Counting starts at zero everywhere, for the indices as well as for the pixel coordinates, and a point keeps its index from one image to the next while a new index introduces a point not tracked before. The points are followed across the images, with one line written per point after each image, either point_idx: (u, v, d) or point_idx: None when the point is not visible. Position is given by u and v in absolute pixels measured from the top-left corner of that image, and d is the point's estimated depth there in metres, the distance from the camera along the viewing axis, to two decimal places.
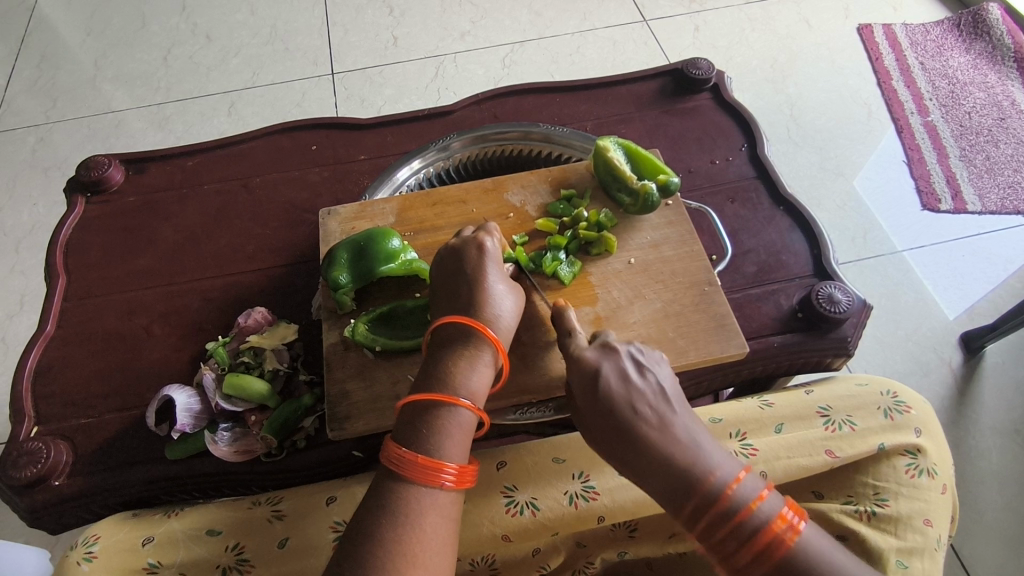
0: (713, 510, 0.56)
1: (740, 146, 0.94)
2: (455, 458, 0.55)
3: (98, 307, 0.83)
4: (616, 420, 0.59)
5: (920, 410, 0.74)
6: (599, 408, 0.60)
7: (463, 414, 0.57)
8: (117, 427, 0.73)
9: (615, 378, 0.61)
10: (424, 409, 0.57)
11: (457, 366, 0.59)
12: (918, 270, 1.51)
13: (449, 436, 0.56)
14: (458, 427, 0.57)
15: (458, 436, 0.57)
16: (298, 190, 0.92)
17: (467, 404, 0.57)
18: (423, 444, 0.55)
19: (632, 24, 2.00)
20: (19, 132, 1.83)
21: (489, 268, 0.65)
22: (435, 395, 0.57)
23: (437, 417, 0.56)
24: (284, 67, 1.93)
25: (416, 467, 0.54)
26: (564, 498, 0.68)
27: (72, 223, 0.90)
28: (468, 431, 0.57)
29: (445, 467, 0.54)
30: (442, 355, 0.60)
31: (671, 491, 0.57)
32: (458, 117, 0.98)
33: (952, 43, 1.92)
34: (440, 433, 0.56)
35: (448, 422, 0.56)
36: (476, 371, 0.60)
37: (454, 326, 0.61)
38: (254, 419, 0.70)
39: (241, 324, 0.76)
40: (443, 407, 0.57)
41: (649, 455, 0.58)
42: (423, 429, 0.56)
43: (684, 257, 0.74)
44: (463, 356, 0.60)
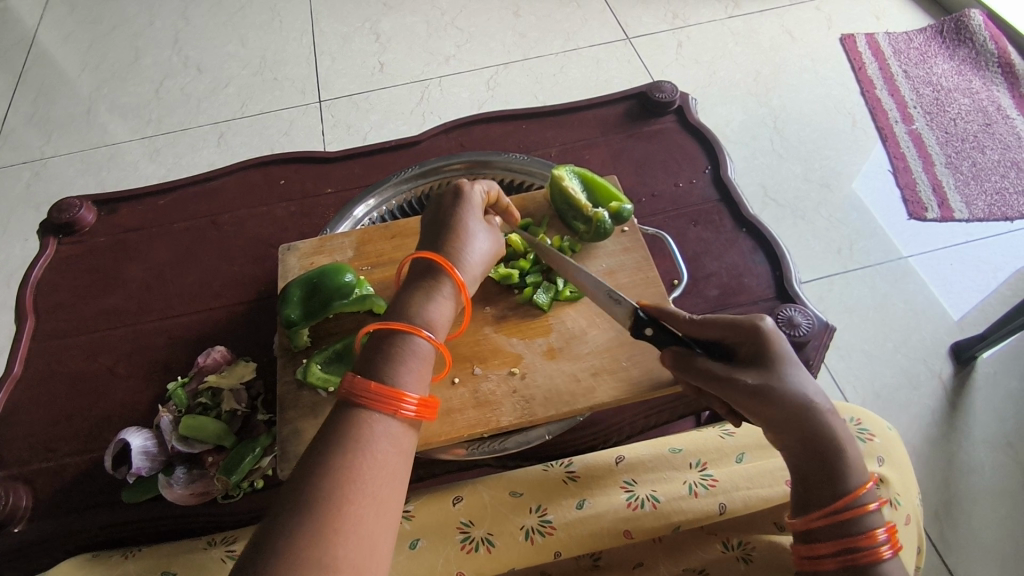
0: (849, 501, 0.54)
1: (704, 168, 0.93)
2: (416, 389, 0.55)
3: (64, 348, 0.83)
4: (797, 383, 0.56)
5: (885, 438, 0.71)
6: (773, 374, 0.56)
7: (423, 344, 0.58)
8: (78, 470, 0.73)
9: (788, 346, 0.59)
10: (385, 338, 0.57)
11: (415, 300, 0.61)
12: (907, 280, 1.49)
13: (405, 364, 0.56)
14: (418, 357, 0.57)
15: (417, 366, 0.57)
16: (265, 225, 0.93)
17: (428, 335, 0.58)
18: (379, 370, 0.55)
19: (615, 42, 2.01)
20: (15, 167, 1.87)
21: (465, 209, 0.67)
22: (393, 325, 0.57)
23: (396, 345, 0.57)
24: (272, 96, 1.96)
25: (379, 394, 0.53)
26: (520, 533, 0.67)
27: (42, 264, 0.91)
28: (428, 362, 0.58)
29: (407, 394, 0.54)
30: (406, 290, 0.62)
31: (822, 463, 0.55)
32: (424, 147, 0.99)
33: (936, 50, 1.92)
34: (402, 361, 0.56)
35: (408, 350, 0.57)
36: (434, 304, 0.61)
37: (423, 262, 0.64)
38: (211, 460, 0.70)
39: (200, 363, 0.76)
40: (405, 336, 0.57)
41: (824, 422, 0.55)
42: (383, 357, 0.56)
43: (640, 284, 0.73)
44: (427, 291, 0.61)
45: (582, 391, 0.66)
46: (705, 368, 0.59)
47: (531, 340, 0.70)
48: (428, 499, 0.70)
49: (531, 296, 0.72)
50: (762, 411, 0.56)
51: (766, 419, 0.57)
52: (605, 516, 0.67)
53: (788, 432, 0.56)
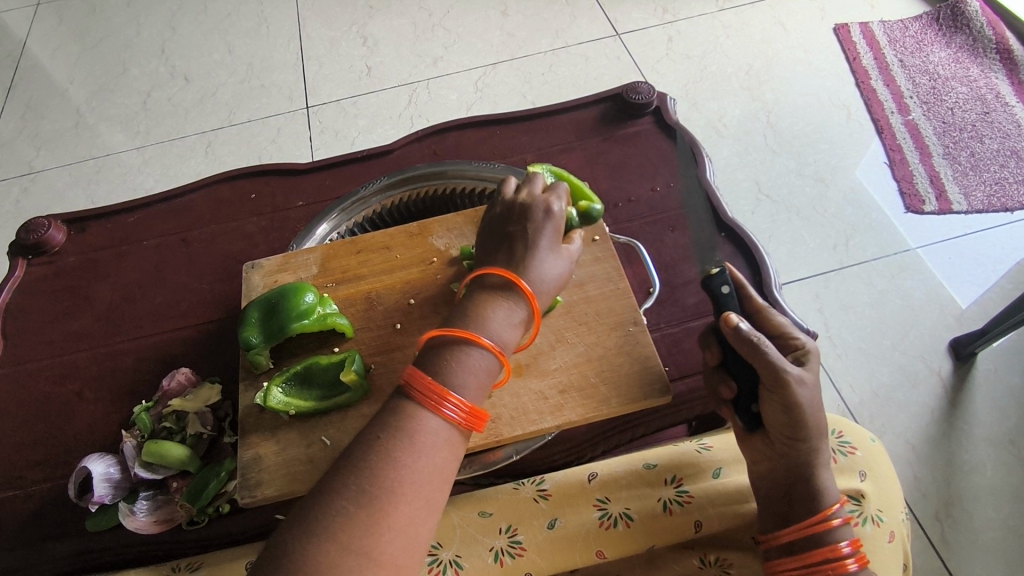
0: (824, 516, 0.61)
1: (682, 171, 0.91)
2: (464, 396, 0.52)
3: (32, 372, 0.82)
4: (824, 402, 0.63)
5: (867, 450, 0.69)
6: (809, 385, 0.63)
7: (480, 353, 0.53)
8: (42, 499, 0.72)
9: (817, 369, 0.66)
10: (453, 347, 0.53)
11: (491, 314, 0.56)
12: (904, 275, 1.46)
13: (468, 381, 0.53)
14: (475, 365, 0.53)
15: (472, 376, 0.53)
16: (235, 241, 0.92)
17: (494, 356, 0.54)
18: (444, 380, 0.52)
19: (604, 39, 1.98)
20: (5, 182, 1.87)
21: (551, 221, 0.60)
22: (461, 337, 0.53)
23: (462, 357, 0.53)
24: (260, 104, 1.95)
25: (423, 387, 0.51)
26: (489, 555, 0.65)
27: (12, 287, 0.90)
28: (488, 373, 0.54)
29: (451, 394, 0.51)
30: (482, 297, 0.57)
31: (804, 475, 0.62)
32: (397, 156, 0.98)
33: (932, 38, 1.87)
34: (456, 364, 0.53)
35: (466, 353, 0.53)
36: (507, 323, 0.56)
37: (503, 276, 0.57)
38: (176, 486, 0.69)
39: (164, 386, 0.74)
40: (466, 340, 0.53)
41: (821, 441, 0.63)
42: (450, 368, 0.52)
43: (611, 295, 0.71)
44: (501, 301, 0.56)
45: (550, 410, 0.64)
46: (771, 350, 0.60)
47: None
48: None
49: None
50: (792, 413, 0.60)
51: (788, 425, 0.61)
52: (577, 536, 0.66)
53: (794, 443, 0.62)
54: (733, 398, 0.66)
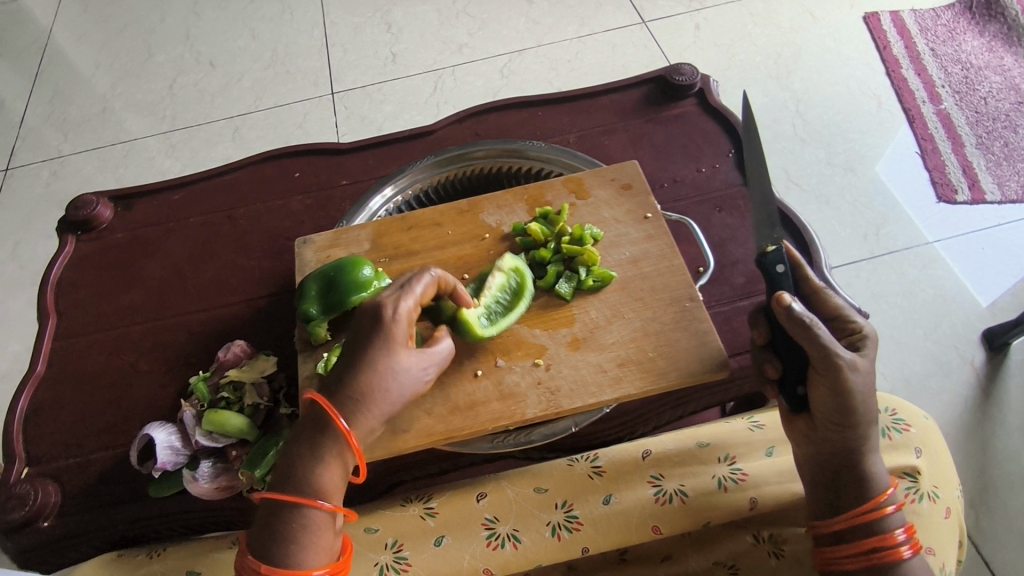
0: (876, 504, 0.60)
1: (728, 152, 0.91)
2: (318, 559, 0.54)
3: (86, 345, 0.83)
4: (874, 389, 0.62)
5: (921, 427, 0.68)
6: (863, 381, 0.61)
7: (317, 514, 0.54)
8: (104, 466, 0.73)
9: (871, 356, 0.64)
10: (278, 517, 0.54)
11: (304, 466, 0.55)
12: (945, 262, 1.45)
13: (304, 543, 0.53)
14: (314, 527, 0.54)
15: (315, 537, 0.54)
16: (281, 219, 0.92)
17: (323, 505, 0.54)
18: (276, 553, 0.53)
19: (630, 26, 1.97)
20: (34, 166, 1.89)
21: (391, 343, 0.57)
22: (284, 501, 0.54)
23: (289, 524, 0.53)
24: (285, 89, 1.96)
25: None
26: (546, 530, 0.66)
27: (62, 262, 0.91)
28: (326, 526, 0.55)
29: (307, 571, 0.53)
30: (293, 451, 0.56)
31: (848, 464, 0.61)
32: (439, 137, 0.97)
33: (965, 27, 1.84)
34: (292, 541, 0.53)
35: (301, 524, 0.53)
36: (324, 469, 0.55)
37: (314, 420, 0.56)
38: (235, 454, 0.70)
39: (220, 358, 0.76)
40: (294, 510, 0.53)
41: (870, 427, 0.61)
42: (278, 538, 0.53)
43: (665, 273, 0.71)
44: (316, 445, 0.55)
45: (608, 383, 0.65)
46: (825, 334, 0.59)
47: (554, 331, 0.68)
48: (451, 496, 0.69)
49: (553, 285, 0.70)
50: (841, 399, 0.59)
51: (834, 411, 0.60)
52: (633, 511, 0.66)
53: (842, 430, 0.61)
54: (778, 378, 0.66)
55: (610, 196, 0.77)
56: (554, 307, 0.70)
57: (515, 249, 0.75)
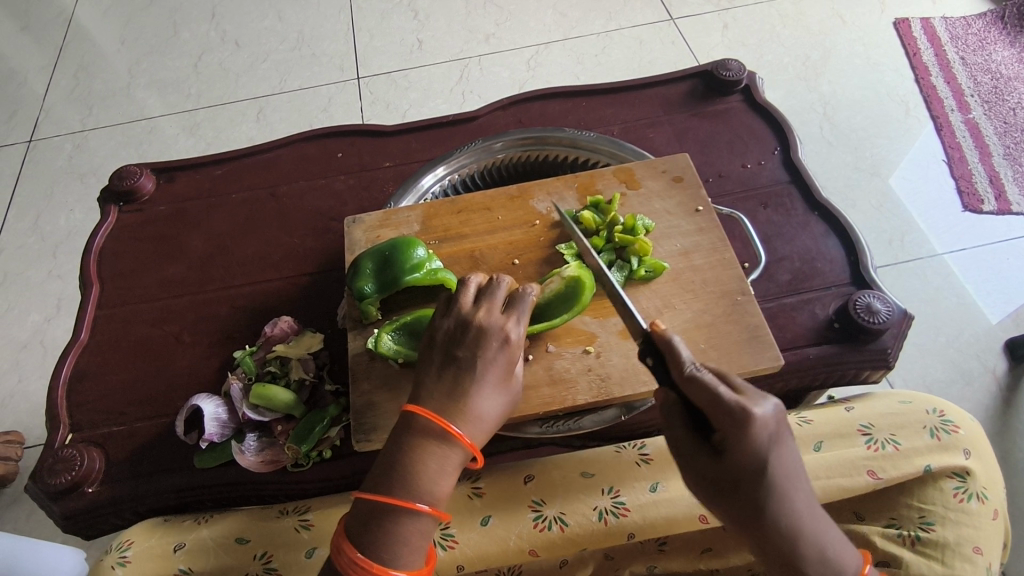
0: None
1: (773, 149, 0.91)
2: (411, 566, 0.53)
3: (130, 316, 0.84)
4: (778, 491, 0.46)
5: (969, 429, 0.69)
6: (750, 487, 0.46)
7: (422, 520, 0.53)
8: (149, 435, 0.74)
9: (779, 447, 0.46)
10: (385, 513, 0.52)
11: (423, 466, 0.54)
12: (959, 274, 1.44)
13: (405, 544, 0.52)
14: (415, 533, 0.53)
15: (415, 542, 0.53)
16: (324, 198, 0.92)
17: (429, 511, 0.53)
18: (377, 549, 0.52)
19: (659, 22, 1.96)
20: (57, 139, 1.83)
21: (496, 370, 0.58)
22: (394, 500, 0.52)
23: (395, 523, 0.52)
24: (311, 72, 1.93)
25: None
26: (593, 514, 0.66)
27: (104, 233, 0.91)
28: (427, 532, 0.54)
29: (400, 574, 0.51)
30: (412, 449, 0.54)
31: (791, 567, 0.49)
32: (483, 123, 0.97)
33: (996, 36, 1.81)
34: (395, 541, 0.52)
35: (405, 526, 0.52)
36: (442, 475, 0.54)
37: (433, 426, 0.55)
38: (280, 429, 0.70)
39: (268, 332, 0.76)
40: (399, 511, 0.52)
41: (799, 531, 0.48)
42: (383, 536, 0.52)
43: (716, 266, 0.71)
44: (433, 451, 0.54)
45: None
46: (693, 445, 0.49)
47: (605, 319, 0.69)
48: (497, 477, 0.70)
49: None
50: (743, 519, 0.47)
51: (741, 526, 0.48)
52: (679, 500, 0.66)
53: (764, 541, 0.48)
54: None
55: (661, 187, 0.78)
56: (605, 296, 0.70)
57: (565, 237, 0.75)
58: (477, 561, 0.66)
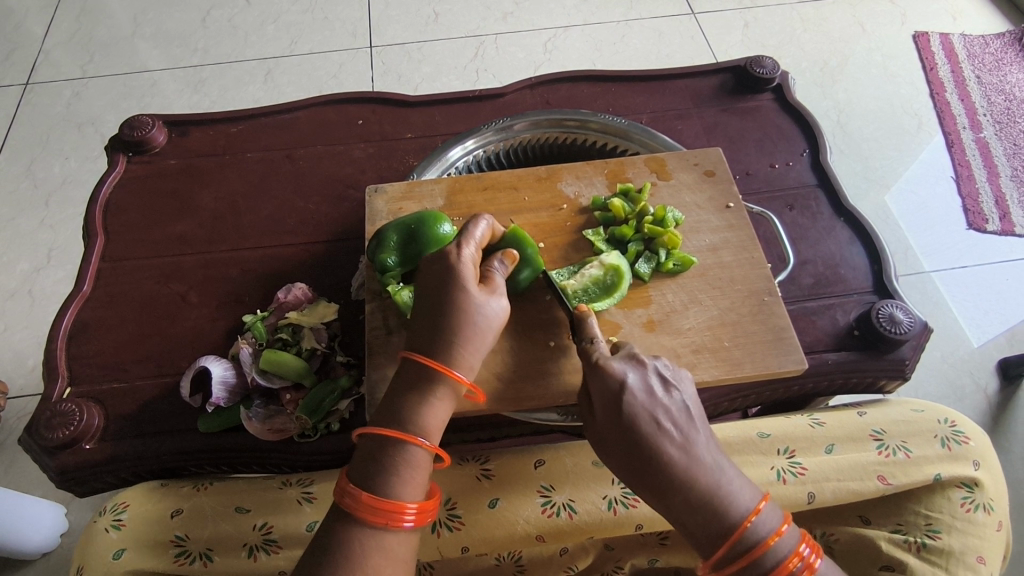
0: (735, 535, 0.53)
1: (802, 151, 0.90)
2: (413, 496, 0.53)
3: (135, 271, 0.81)
4: (638, 434, 0.55)
5: (977, 441, 0.71)
6: (614, 429, 0.55)
7: (421, 451, 0.54)
8: (152, 394, 0.72)
9: (635, 395, 0.56)
10: (381, 448, 0.53)
11: (415, 401, 0.55)
12: (948, 294, 1.43)
13: (408, 476, 0.53)
14: (416, 465, 0.53)
15: (416, 474, 0.53)
16: (342, 165, 0.90)
17: (427, 443, 0.54)
18: (379, 484, 0.52)
19: (679, 16, 1.93)
20: (55, 84, 1.76)
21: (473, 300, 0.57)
22: (391, 433, 0.53)
23: (394, 456, 0.53)
24: (323, 36, 1.87)
25: (377, 509, 0.51)
26: (602, 503, 0.67)
27: (112, 182, 0.88)
28: (426, 465, 0.54)
29: (405, 506, 0.51)
30: (399, 389, 0.56)
31: (678, 513, 0.54)
32: (510, 101, 0.95)
33: (1012, 57, 1.80)
34: (398, 474, 0.52)
35: (402, 459, 0.53)
36: (436, 407, 0.55)
37: (414, 370, 0.56)
38: (289, 398, 0.69)
39: (281, 299, 0.74)
40: (398, 444, 0.53)
41: (669, 473, 0.54)
42: (381, 470, 0.52)
43: (744, 264, 0.71)
44: (424, 387, 0.55)
45: (683, 367, 0.64)
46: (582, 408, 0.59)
47: (629, 310, 0.68)
48: (509, 458, 0.70)
49: (632, 264, 0.70)
50: (619, 463, 0.56)
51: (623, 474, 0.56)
52: None
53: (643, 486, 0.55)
54: None
55: (692, 180, 0.76)
56: (631, 287, 0.69)
57: (593, 223, 0.74)
58: (482, 543, 0.67)
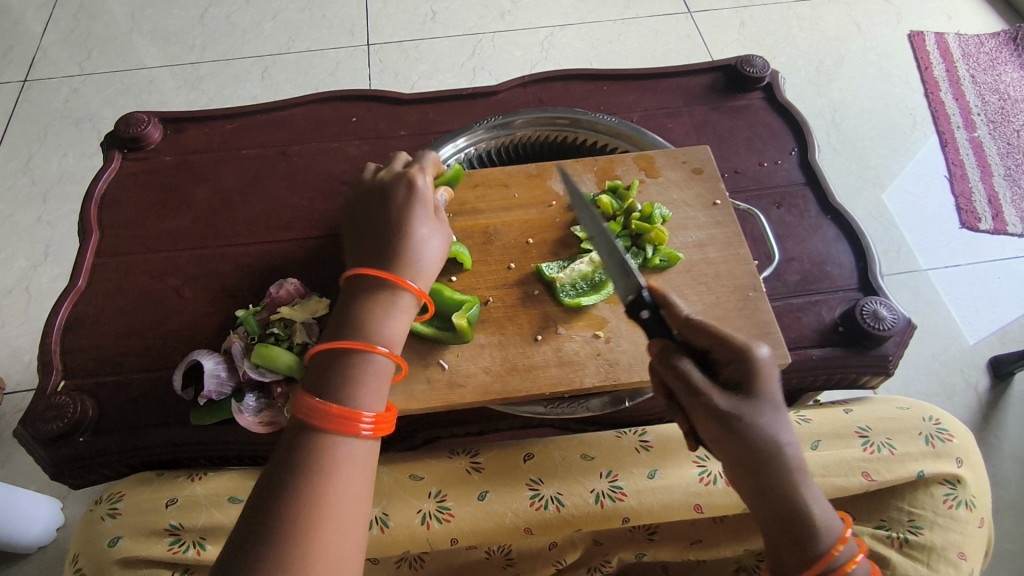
0: (824, 564, 0.49)
1: (791, 150, 0.91)
2: (372, 404, 0.53)
3: (129, 266, 0.82)
4: (751, 441, 0.49)
5: (961, 438, 0.72)
6: (755, 418, 0.50)
7: (380, 361, 0.55)
8: (146, 387, 0.73)
9: (754, 403, 0.50)
10: (339, 357, 0.54)
11: (372, 313, 0.57)
12: (945, 291, 1.44)
13: (365, 385, 0.53)
14: (375, 374, 0.54)
15: (376, 381, 0.54)
16: (336, 162, 0.90)
17: (385, 351, 0.55)
18: (336, 391, 0.52)
19: (676, 14, 1.93)
20: (53, 80, 1.77)
21: (418, 215, 0.63)
22: (349, 342, 0.54)
23: (352, 364, 0.54)
24: (320, 34, 1.88)
25: (334, 416, 0.51)
26: (590, 496, 0.68)
27: (107, 178, 0.89)
28: (384, 376, 0.55)
29: (362, 413, 0.52)
30: (353, 301, 0.58)
31: (785, 515, 0.50)
32: (502, 99, 0.95)
33: (1007, 57, 1.81)
34: (356, 381, 0.53)
35: (360, 366, 0.54)
36: (392, 318, 0.58)
37: (364, 282, 0.59)
38: (280, 391, 0.70)
39: (273, 294, 0.75)
40: (356, 352, 0.54)
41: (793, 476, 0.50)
42: (338, 379, 0.53)
43: (730, 260, 0.72)
44: (380, 298, 0.58)
45: None
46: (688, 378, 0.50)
47: (616, 306, 0.69)
48: (498, 452, 0.71)
49: None
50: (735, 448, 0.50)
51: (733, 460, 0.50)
52: (678, 488, 0.69)
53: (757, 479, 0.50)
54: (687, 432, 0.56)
55: (680, 177, 0.77)
56: (619, 283, 0.70)
57: (581, 220, 0.75)
58: (471, 535, 0.68)
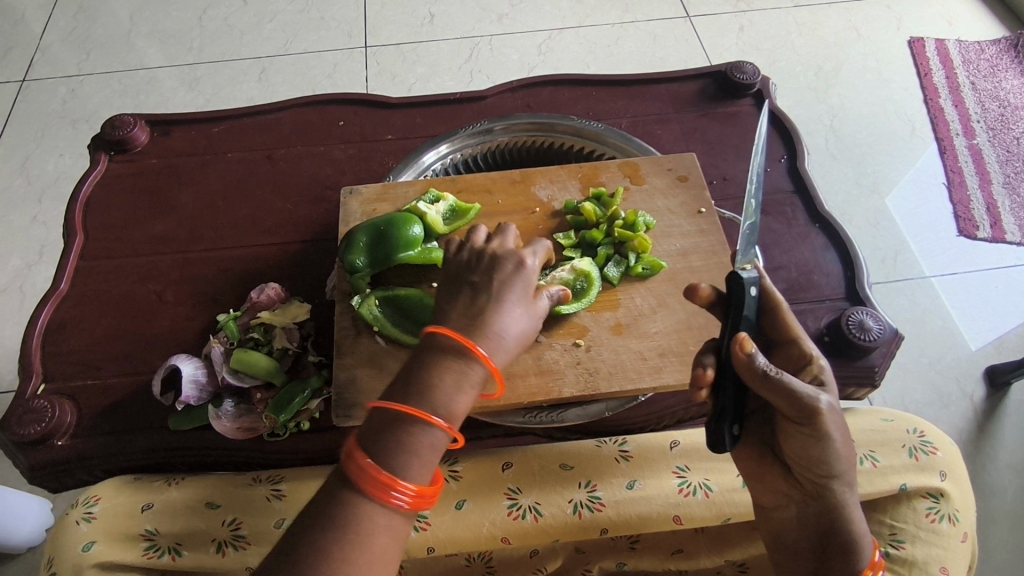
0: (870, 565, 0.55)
1: (780, 157, 0.90)
2: (416, 479, 0.48)
3: (112, 269, 0.82)
4: (835, 459, 0.53)
5: (946, 451, 0.71)
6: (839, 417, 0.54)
7: (436, 434, 0.48)
8: (124, 392, 0.72)
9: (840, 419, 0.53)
10: (394, 421, 0.48)
11: (440, 380, 0.49)
12: (946, 297, 1.43)
13: (415, 457, 0.48)
14: (427, 447, 0.48)
15: (427, 455, 0.48)
16: (322, 166, 0.90)
17: (442, 425, 0.48)
18: (383, 457, 0.47)
19: (675, 18, 1.93)
20: (52, 80, 1.77)
21: (516, 290, 0.56)
22: (408, 409, 0.48)
23: (407, 433, 0.48)
24: (317, 36, 1.88)
25: (374, 483, 0.47)
26: (568, 506, 0.68)
27: (93, 181, 0.89)
28: (436, 450, 0.49)
29: (401, 487, 0.47)
30: (427, 361, 0.50)
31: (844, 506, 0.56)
32: (491, 103, 0.95)
33: (1007, 64, 1.80)
34: (406, 451, 0.47)
35: (413, 437, 0.48)
36: (460, 390, 0.50)
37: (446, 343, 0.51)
38: (259, 397, 0.69)
39: (254, 298, 0.75)
40: (412, 419, 0.48)
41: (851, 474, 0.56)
42: (388, 445, 0.47)
43: (713, 269, 0.71)
44: (452, 365, 0.50)
45: (648, 370, 0.65)
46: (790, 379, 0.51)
47: (597, 314, 0.68)
48: (477, 461, 0.71)
49: (601, 269, 0.70)
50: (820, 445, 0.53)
51: (816, 458, 0.54)
52: (656, 499, 0.68)
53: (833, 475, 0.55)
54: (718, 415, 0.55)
55: (665, 185, 0.77)
56: (600, 292, 0.69)
57: (564, 227, 0.74)
58: (448, 544, 0.67)
